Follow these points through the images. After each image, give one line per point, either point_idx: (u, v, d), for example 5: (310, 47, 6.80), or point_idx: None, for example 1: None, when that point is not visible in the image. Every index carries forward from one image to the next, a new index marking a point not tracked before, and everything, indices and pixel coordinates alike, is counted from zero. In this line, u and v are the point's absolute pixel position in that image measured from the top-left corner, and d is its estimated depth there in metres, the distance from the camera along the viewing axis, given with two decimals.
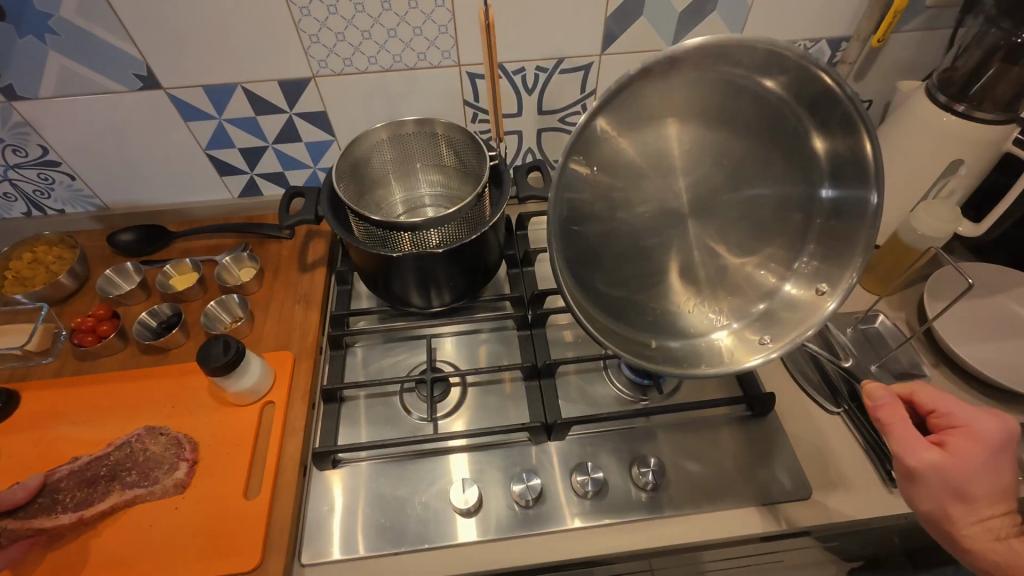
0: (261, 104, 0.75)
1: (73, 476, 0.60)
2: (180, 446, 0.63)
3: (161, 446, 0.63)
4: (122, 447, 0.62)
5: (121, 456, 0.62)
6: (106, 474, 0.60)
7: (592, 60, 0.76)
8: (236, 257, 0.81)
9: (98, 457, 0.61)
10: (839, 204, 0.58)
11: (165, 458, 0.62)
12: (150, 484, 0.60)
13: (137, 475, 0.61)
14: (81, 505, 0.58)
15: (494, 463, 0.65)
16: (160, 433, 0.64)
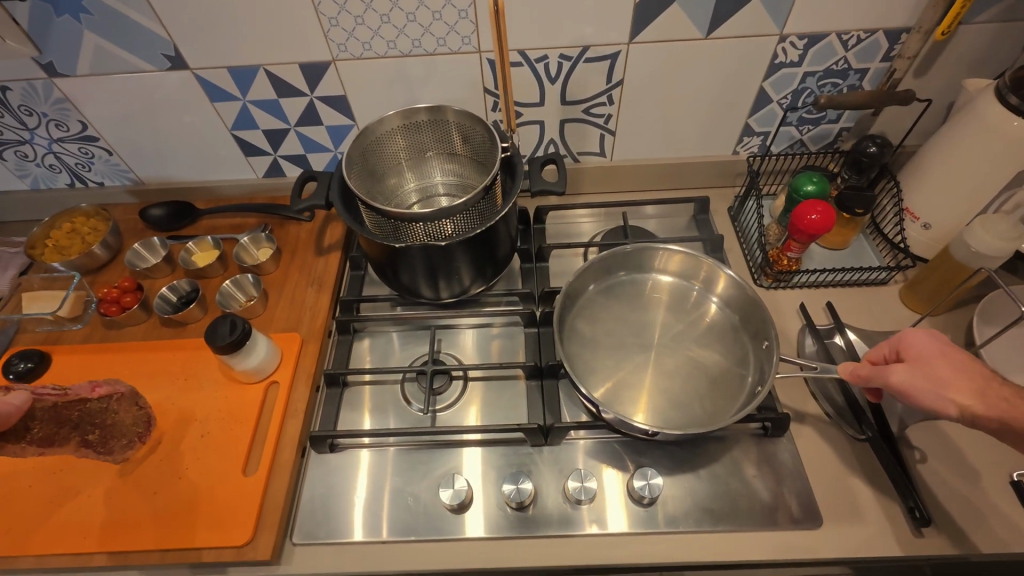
0: (282, 87, 0.75)
1: (49, 410, 0.58)
2: (147, 424, 0.63)
3: (133, 421, 0.62)
4: (105, 399, 0.61)
5: (96, 409, 0.61)
6: (76, 419, 0.59)
7: (619, 49, 0.72)
8: (255, 238, 0.82)
9: (79, 399, 0.60)
10: (749, 313, 0.68)
11: (132, 431, 0.62)
12: (105, 453, 0.60)
13: (100, 436, 0.60)
14: (47, 442, 0.57)
15: (488, 460, 0.64)
16: (138, 402, 0.64)
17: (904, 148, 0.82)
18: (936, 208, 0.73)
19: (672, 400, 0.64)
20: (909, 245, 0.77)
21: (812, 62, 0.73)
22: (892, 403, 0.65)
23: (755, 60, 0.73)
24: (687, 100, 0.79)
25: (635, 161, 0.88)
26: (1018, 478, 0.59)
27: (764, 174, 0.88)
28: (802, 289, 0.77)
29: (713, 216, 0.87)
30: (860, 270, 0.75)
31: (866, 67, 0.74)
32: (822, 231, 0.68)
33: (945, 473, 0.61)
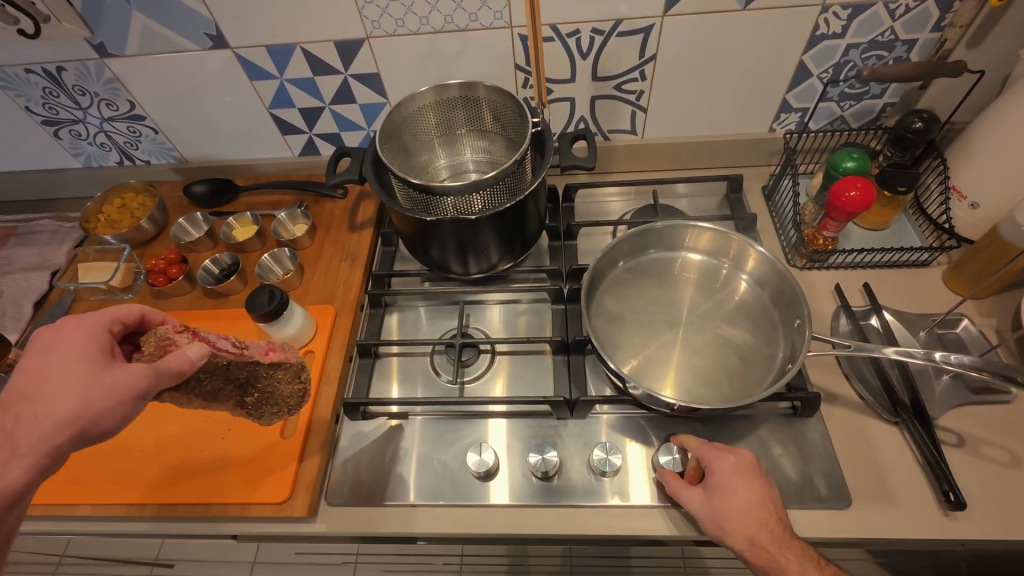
0: (318, 65, 0.77)
1: (224, 368, 0.58)
2: (301, 399, 0.63)
3: (290, 394, 0.62)
4: (274, 366, 0.62)
5: (264, 375, 0.61)
6: (244, 380, 0.59)
7: (653, 22, 0.70)
8: (291, 214, 0.84)
9: (253, 362, 0.60)
10: (780, 291, 0.67)
11: (286, 402, 0.62)
12: (255, 417, 0.61)
13: (257, 401, 0.61)
14: (211, 395, 0.58)
15: (512, 431, 0.66)
16: (299, 374, 0.63)
17: (952, 124, 0.79)
18: (986, 185, 0.69)
19: (699, 376, 0.64)
20: (954, 226, 0.74)
21: (857, 33, 0.71)
22: (928, 386, 0.64)
23: (794, 32, 0.71)
24: (722, 74, 0.77)
25: (666, 139, 0.86)
26: None
27: (801, 153, 0.85)
28: (837, 269, 0.75)
29: (747, 195, 0.85)
30: (900, 250, 0.73)
31: (914, 38, 0.71)
32: (861, 208, 0.66)
33: (984, 459, 0.59)
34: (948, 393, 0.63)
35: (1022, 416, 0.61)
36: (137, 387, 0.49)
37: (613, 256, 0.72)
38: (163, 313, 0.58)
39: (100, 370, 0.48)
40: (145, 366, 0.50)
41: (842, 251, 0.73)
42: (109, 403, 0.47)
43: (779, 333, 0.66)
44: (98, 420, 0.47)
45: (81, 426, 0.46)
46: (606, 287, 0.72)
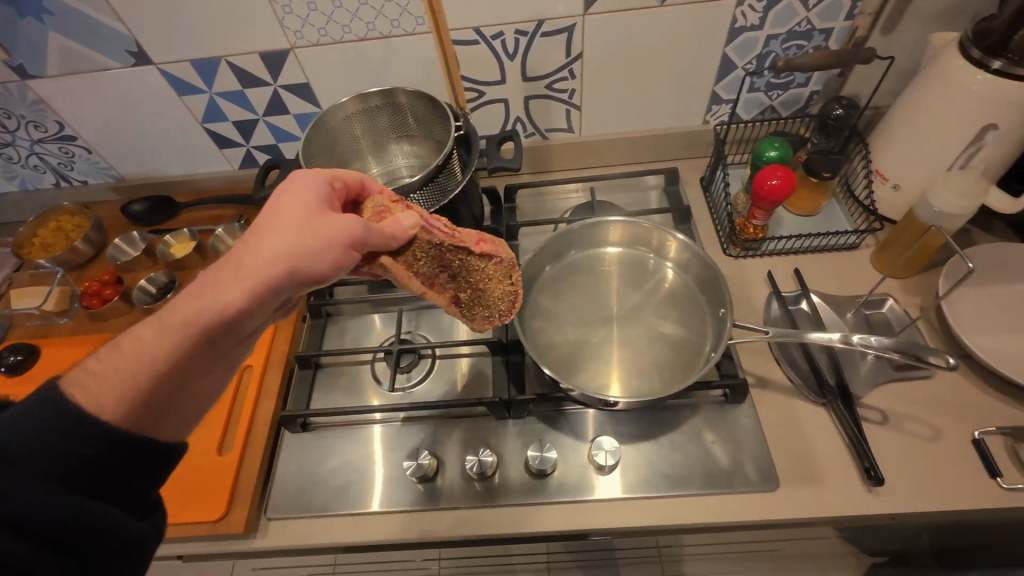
0: (245, 77, 0.76)
1: (437, 249, 0.55)
2: (511, 303, 0.61)
3: (501, 293, 0.59)
4: (484, 258, 0.57)
5: (473, 266, 0.57)
6: (455, 267, 0.56)
7: (575, 21, 0.71)
8: (229, 228, 0.84)
9: (465, 250, 0.56)
10: (707, 280, 0.69)
11: (496, 305, 0.60)
12: (468, 317, 0.59)
13: (470, 298, 0.59)
14: (428, 281, 0.56)
15: (451, 433, 0.66)
16: (508, 274, 0.60)
17: (877, 108, 0.81)
18: (905, 167, 0.71)
19: (633, 369, 0.65)
20: (879, 207, 0.76)
21: (774, 24, 0.72)
22: (854, 367, 0.66)
23: (714, 26, 0.72)
24: (651, 69, 0.78)
25: (603, 135, 0.87)
26: (979, 436, 0.59)
27: (729, 143, 0.86)
28: (772, 256, 0.77)
29: (685, 186, 0.86)
30: (828, 234, 0.74)
31: (831, 27, 0.72)
32: (784, 196, 0.68)
33: (906, 434, 0.61)
34: (872, 371, 0.65)
35: (943, 389, 0.63)
36: (350, 234, 0.48)
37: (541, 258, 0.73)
38: (380, 184, 0.58)
39: (318, 215, 0.48)
40: (362, 221, 0.49)
41: (773, 238, 0.74)
42: (327, 247, 0.46)
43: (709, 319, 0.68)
44: (308, 262, 0.46)
45: (298, 263, 0.45)
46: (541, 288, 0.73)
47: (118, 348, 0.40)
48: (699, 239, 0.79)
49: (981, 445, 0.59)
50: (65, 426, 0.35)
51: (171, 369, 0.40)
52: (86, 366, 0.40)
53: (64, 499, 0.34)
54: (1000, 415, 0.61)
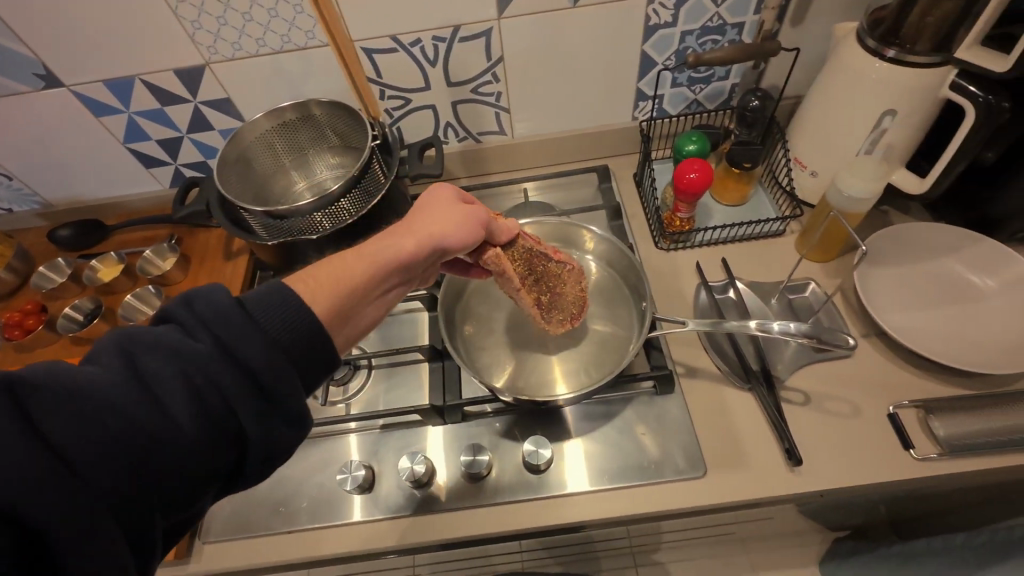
0: (163, 95, 0.75)
1: (531, 252, 0.62)
2: (580, 307, 0.66)
3: (573, 296, 0.66)
4: (560, 265, 0.65)
5: (553, 270, 0.64)
6: (540, 271, 0.63)
7: (491, 25, 0.71)
8: (158, 249, 0.83)
9: (549, 256, 0.64)
10: (632, 274, 0.70)
11: (570, 308, 0.66)
12: (546, 316, 0.64)
13: (549, 301, 0.64)
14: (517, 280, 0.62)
15: (388, 443, 0.66)
16: (578, 282, 0.67)
17: (795, 97, 0.83)
18: (818, 154, 0.74)
19: (565, 366, 0.65)
20: (800, 193, 0.79)
21: (686, 20, 0.74)
22: (778, 352, 0.67)
23: (629, 24, 0.73)
24: (574, 69, 0.79)
25: (535, 136, 0.88)
26: (893, 411, 0.62)
27: (656, 139, 0.88)
28: (702, 247, 0.79)
29: (618, 182, 0.87)
30: (754, 222, 0.76)
31: (741, 20, 0.74)
32: (703, 187, 0.70)
33: (827, 413, 0.63)
34: (795, 354, 0.67)
35: (861, 368, 0.66)
36: (482, 217, 0.56)
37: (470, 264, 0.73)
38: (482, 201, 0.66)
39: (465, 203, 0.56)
40: (491, 214, 0.57)
41: (699, 230, 0.76)
42: (471, 222, 0.54)
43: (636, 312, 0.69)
44: (456, 234, 0.52)
45: (446, 236, 0.51)
46: (473, 293, 0.73)
47: (307, 276, 0.44)
48: (632, 233, 0.80)
49: (896, 419, 0.61)
50: (284, 345, 0.38)
51: (354, 291, 0.45)
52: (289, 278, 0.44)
53: (215, 421, 0.36)
54: (913, 388, 0.64)
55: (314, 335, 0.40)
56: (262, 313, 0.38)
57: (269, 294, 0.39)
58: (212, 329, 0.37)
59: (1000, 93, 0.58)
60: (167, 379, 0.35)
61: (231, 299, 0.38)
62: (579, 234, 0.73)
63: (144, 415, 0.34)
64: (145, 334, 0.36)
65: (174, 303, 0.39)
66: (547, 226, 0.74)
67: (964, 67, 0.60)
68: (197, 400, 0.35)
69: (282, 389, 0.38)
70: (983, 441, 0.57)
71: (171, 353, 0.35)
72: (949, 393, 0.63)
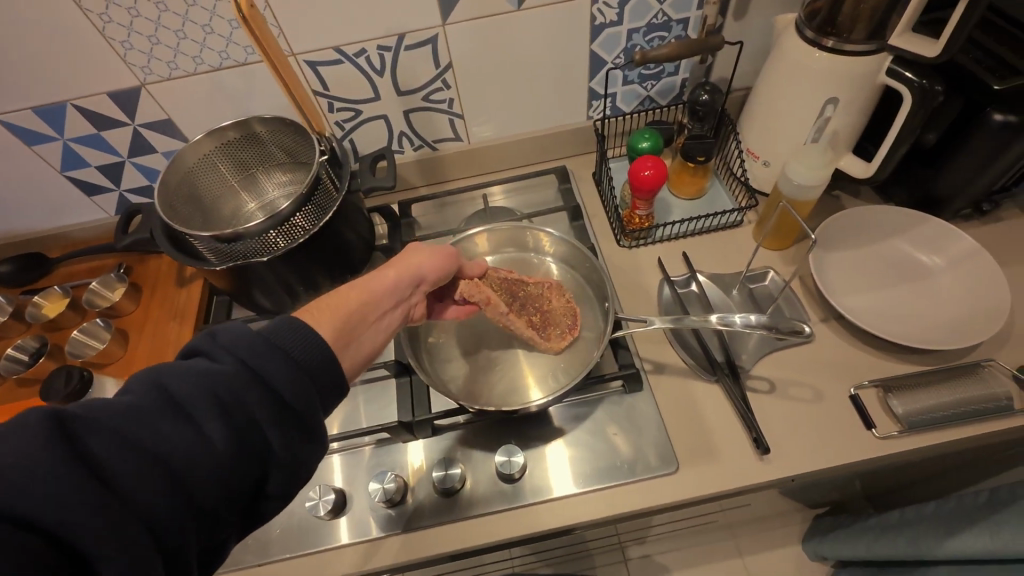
0: (98, 119, 0.72)
1: (506, 283, 0.67)
2: (574, 316, 0.67)
3: (562, 310, 0.68)
4: (539, 287, 0.69)
5: (534, 293, 0.68)
6: (521, 297, 0.67)
7: (436, 32, 0.70)
8: (105, 280, 0.78)
9: (524, 283, 0.69)
10: (593, 274, 0.70)
11: (563, 321, 0.67)
12: (542, 333, 0.65)
13: (540, 319, 0.66)
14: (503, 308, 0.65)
15: (358, 465, 0.64)
16: (565, 297, 0.69)
17: (744, 88, 0.84)
18: (768, 144, 0.75)
19: (532, 373, 0.65)
20: (755, 183, 0.80)
21: (632, 19, 0.74)
22: (742, 341, 0.68)
23: (576, 25, 0.73)
24: (524, 72, 0.78)
25: (492, 141, 0.87)
26: (854, 392, 0.63)
27: (612, 136, 0.89)
28: (663, 242, 0.79)
29: (578, 183, 0.87)
30: (712, 215, 0.77)
31: (685, 16, 0.75)
32: (658, 184, 0.70)
33: (791, 400, 0.64)
34: (759, 343, 0.68)
35: (822, 352, 0.67)
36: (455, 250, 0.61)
37: None
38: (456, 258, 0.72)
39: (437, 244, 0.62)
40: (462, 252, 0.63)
41: (659, 226, 0.76)
42: (446, 253, 0.59)
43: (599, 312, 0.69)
44: (434, 262, 0.56)
45: (426, 265, 0.55)
46: None
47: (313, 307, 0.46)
48: (594, 233, 0.80)
49: (857, 399, 0.63)
50: (305, 366, 0.40)
51: (353, 314, 0.47)
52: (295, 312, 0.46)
53: (244, 442, 0.37)
54: (872, 368, 0.65)
55: (330, 355, 0.42)
56: (283, 337, 0.40)
57: (288, 321, 0.41)
58: (239, 356, 0.39)
59: (933, 77, 0.60)
60: (199, 404, 0.36)
61: (254, 328, 0.40)
62: (539, 237, 0.73)
63: (178, 439, 0.35)
64: (175, 365, 0.38)
65: (201, 337, 0.40)
66: (506, 232, 0.73)
67: (897, 53, 0.62)
68: (228, 423, 0.37)
69: (305, 407, 0.40)
70: (940, 414, 0.59)
71: (202, 379, 0.37)
72: (906, 370, 0.65)
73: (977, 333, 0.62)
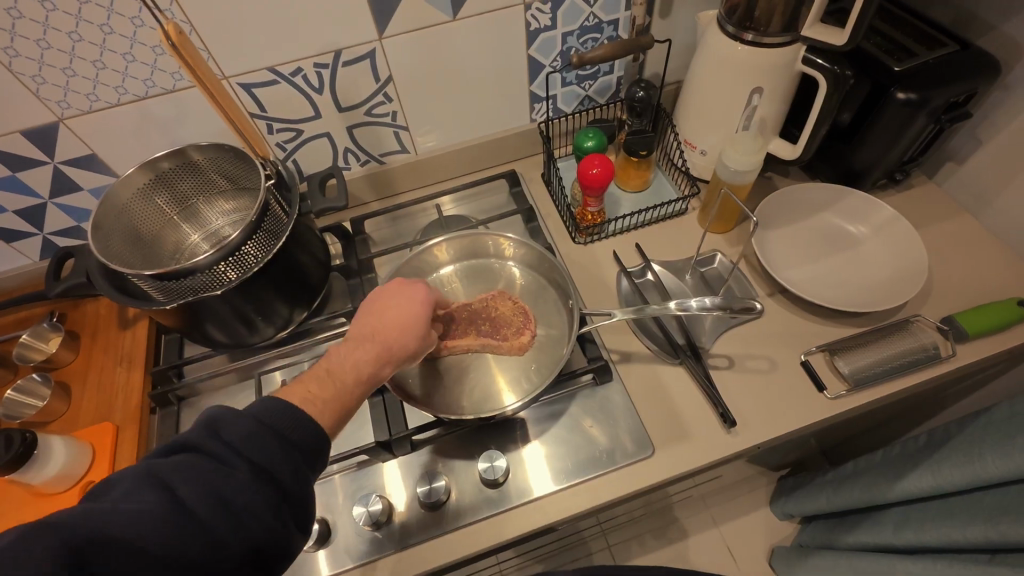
0: (11, 160, 0.66)
1: (449, 313, 0.68)
2: (524, 314, 0.69)
3: (511, 311, 0.69)
4: (486, 301, 0.70)
5: (479, 308, 0.69)
6: (467, 318, 0.68)
7: (373, 46, 0.70)
8: (37, 331, 0.72)
9: (465, 304, 0.70)
10: (555, 275, 0.72)
11: (515, 320, 0.69)
12: (500, 340, 0.67)
13: (492, 327, 0.68)
14: (450, 336, 0.66)
15: (338, 491, 0.63)
16: (512, 298, 0.71)
17: (676, 82, 0.88)
18: (703, 135, 0.79)
19: (502, 379, 0.65)
20: (695, 172, 0.84)
21: (565, 22, 0.76)
22: (700, 322, 0.72)
23: (513, 31, 0.75)
24: (465, 80, 0.79)
25: (440, 150, 0.87)
26: (805, 358, 0.68)
27: (559, 136, 0.91)
28: (616, 236, 0.82)
29: (529, 185, 0.89)
30: (659, 205, 0.80)
31: (615, 17, 0.78)
32: (606, 181, 0.73)
33: (750, 372, 0.68)
34: (715, 322, 0.72)
35: (772, 325, 0.72)
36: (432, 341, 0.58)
37: None
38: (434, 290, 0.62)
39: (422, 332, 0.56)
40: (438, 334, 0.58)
41: (611, 220, 0.78)
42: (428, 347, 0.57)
43: (565, 310, 0.71)
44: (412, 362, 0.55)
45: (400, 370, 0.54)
46: None
47: (313, 399, 0.47)
48: (549, 234, 0.82)
49: (808, 364, 0.68)
50: (301, 453, 0.44)
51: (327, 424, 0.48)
52: (287, 396, 0.47)
53: (252, 539, 0.40)
54: (818, 334, 0.70)
55: (325, 441, 0.46)
56: (280, 428, 0.43)
57: (290, 414, 0.44)
58: (242, 454, 0.41)
59: (842, 63, 0.66)
60: (209, 508, 0.38)
61: (255, 421, 0.43)
62: (498, 243, 0.74)
63: (191, 546, 0.37)
64: (177, 464, 0.39)
65: (196, 429, 0.42)
66: (465, 239, 0.73)
67: (809, 43, 0.67)
68: (237, 523, 0.39)
69: (303, 493, 0.43)
70: (879, 370, 0.65)
71: (208, 484, 0.39)
72: (847, 332, 0.70)
73: (903, 292, 0.68)
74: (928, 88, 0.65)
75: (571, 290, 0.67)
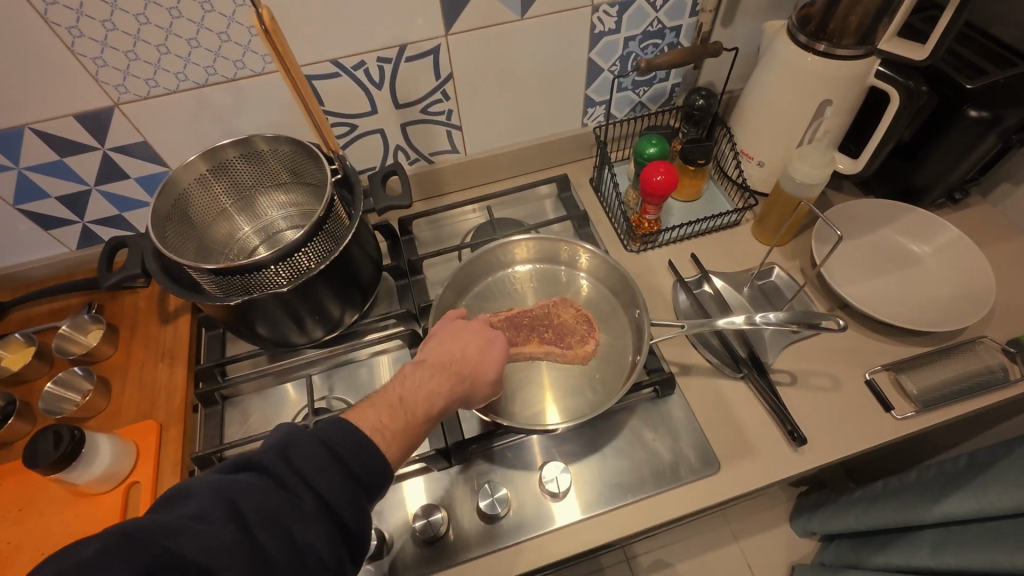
0: (61, 144, 0.64)
1: (510, 319, 0.67)
2: (587, 323, 0.68)
3: (573, 318, 0.68)
4: (548, 307, 0.69)
5: (541, 313, 0.68)
6: (529, 324, 0.67)
7: (438, 43, 0.68)
8: (78, 322, 0.71)
9: (525, 310, 0.68)
10: (617, 283, 0.70)
11: (578, 328, 0.67)
12: (564, 347, 0.65)
13: (556, 334, 0.66)
14: (513, 341, 0.65)
15: (393, 500, 0.61)
16: (572, 305, 0.70)
17: (730, 92, 0.88)
18: (763, 147, 0.78)
19: (565, 388, 0.64)
20: (750, 183, 0.83)
21: (629, 27, 0.75)
22: (760, 336, 0.70)
23: (577, 31, 0.73)
24: (523, 81, 0.77)
25: (490, 151, 0.86)
26: (870, 377, 0.67)
27: (612, 141, 0.90)
28: (669, 246, 0.80)
29: (578, 190, 0.87)
30: (716, 216, 0.79)
31: (678, 24, 0.77)
32: (669, 189, 0.71)
33: (814, 390, 0.66)
34: (777, 336, 0.70)
35: (834, 342, 0.70)
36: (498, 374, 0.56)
37: (452, 293, 0.70)
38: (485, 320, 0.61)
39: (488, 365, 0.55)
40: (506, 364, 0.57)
41: (666, 229, 0.77)
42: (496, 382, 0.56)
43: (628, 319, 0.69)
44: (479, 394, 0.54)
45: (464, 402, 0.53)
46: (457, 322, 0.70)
47: (383, 429, 0.46)
48: (601, 239, 0.80)
49: (873, 383, 0.66)
50: (361, 484, 0.43)
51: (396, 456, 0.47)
52: (358, 423, 0.46)
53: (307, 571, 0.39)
54: (880, 353, 0.69)
55: (388, 475, 0.45)
56: (344, 453, 0.43)
57: (361, 443, 0.43)
58: (309, 482, 0.41)
59: (915, 77, 0.65)
60: (271, 533, 0.38)
61: (325, 448, 0.42)
62: (557, 247, 0.72)
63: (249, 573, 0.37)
64: (245, 483, 0.40)
65: (265, 451, 0.42)
66: (523, 242, 0.72)
67: (884, 57, 0.66)
68: (297, 556, 0.39)
69: (358, 527, 0.42)
70: (947, 391, 0.63)
71: (273, 508, 0.39)
72: (911, 352, 0.69)
73: (971, 312, 0.67)
74: (1003, 107, 0.65)
75: (639, 298, 0.66)
